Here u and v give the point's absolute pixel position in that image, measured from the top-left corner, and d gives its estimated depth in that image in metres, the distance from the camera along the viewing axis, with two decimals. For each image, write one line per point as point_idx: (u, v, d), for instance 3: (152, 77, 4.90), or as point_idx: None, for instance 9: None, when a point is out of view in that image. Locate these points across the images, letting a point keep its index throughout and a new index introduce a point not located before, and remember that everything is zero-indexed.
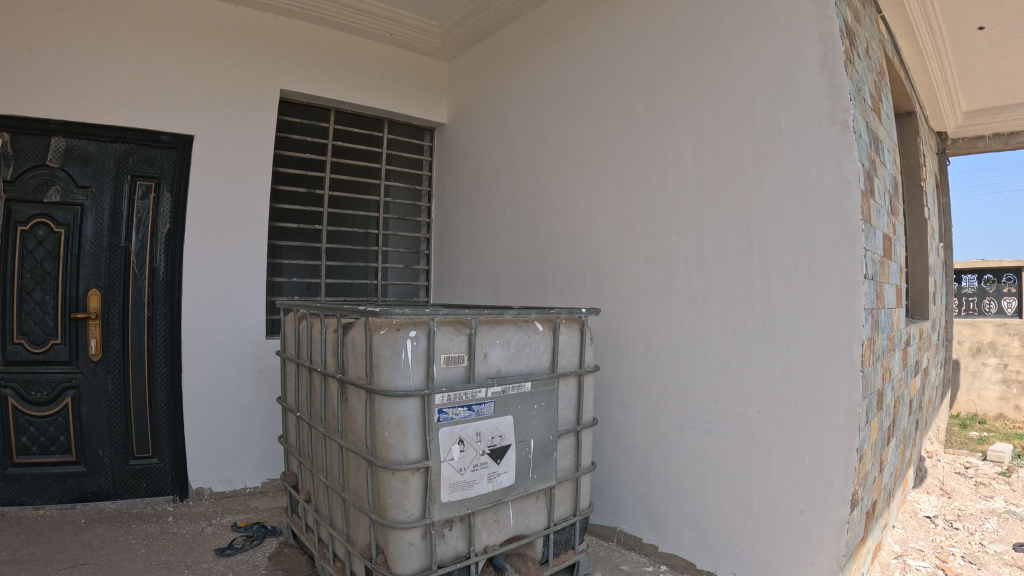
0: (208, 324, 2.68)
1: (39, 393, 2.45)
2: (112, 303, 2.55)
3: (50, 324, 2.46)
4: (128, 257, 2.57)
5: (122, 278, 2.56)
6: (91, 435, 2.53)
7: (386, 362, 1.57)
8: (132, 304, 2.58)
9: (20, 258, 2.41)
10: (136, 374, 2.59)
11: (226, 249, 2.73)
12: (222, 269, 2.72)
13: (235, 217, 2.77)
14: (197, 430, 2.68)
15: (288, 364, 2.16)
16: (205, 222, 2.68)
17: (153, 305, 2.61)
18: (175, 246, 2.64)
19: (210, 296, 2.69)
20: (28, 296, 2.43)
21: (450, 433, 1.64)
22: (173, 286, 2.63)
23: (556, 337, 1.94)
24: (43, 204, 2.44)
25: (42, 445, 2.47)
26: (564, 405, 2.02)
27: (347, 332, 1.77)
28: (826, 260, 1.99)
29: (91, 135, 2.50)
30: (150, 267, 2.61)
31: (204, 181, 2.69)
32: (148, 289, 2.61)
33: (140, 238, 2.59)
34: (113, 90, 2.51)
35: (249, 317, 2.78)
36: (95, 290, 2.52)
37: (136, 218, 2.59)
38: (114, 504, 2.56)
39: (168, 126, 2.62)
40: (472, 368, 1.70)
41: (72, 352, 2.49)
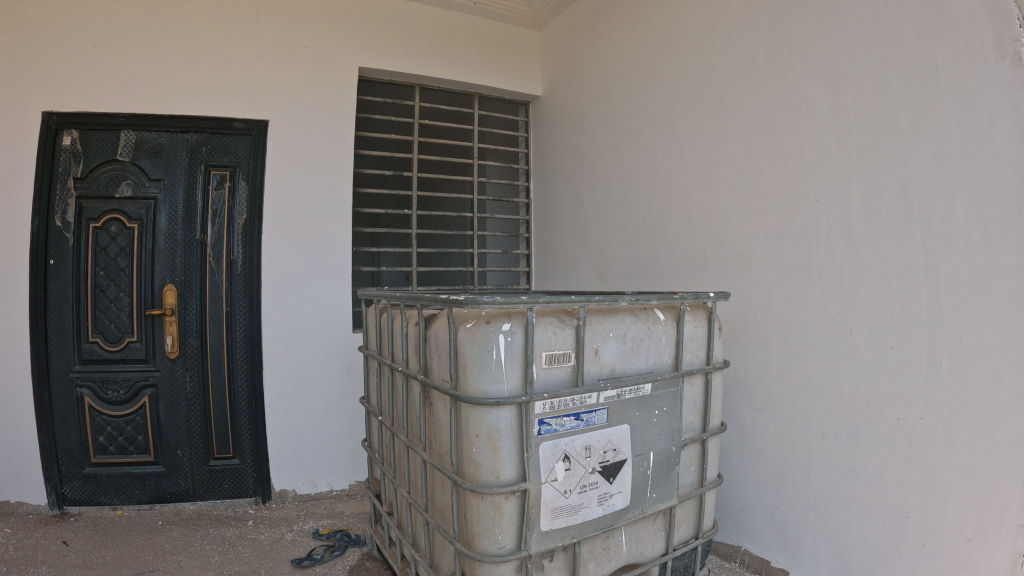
0: (289, 321, 2.40)
1: (116, 392, 2.31)
2: (190, 301, 2.35)
3: (126, 323, 2.31)
4: (204, 253, 2.36)
5: (199, 274, 2.35)
6: (170, 435, 2.38)
7: (472, 363, 1.29)
8: (210, 301, 2.36)
9: (94, 257, 2.28)
10: (214, 372, 2.38)
11: (307, 235, 2.44)
12: (302, 257, 2.42)
13: (316, 198, 2.47)
14: (280, 429, 2.43)
15: (370, 361, 1.92)
16: (283, 209, 2.41)
17: (231, 302, 2.38)
18: (252, 236, 2.37)
19: (290, 289, 2.40)
20: (102, 296, 2.29)
21: (554, 448, 1.34)
22: (252, 281, 2.38)
23: (680, 328, 1.61)
24: (115, 200, 2.30)
25: (119, 445, 2.35)
26: (689, 409, 1.69)
27: (431, 325, 1.50)
28: (1005, 227, 1.52)
29: (161, 125, 2.33)
30: (227, 262, 2.37)
31: (281, 165, 2.43)
32: (227, 285, 2.38)
33: (215, 230, 2.37)
34: (181, 78, 2.33)
35: (333, 310, 2.47)
36: (173, 287, 2.33)
37: (211, 209, 2.38)
38: (195, 505, 2.41)
39: (240, 111, 2.39)
40: (581, 368, 1.39)
41: (149, 351, 2.33)
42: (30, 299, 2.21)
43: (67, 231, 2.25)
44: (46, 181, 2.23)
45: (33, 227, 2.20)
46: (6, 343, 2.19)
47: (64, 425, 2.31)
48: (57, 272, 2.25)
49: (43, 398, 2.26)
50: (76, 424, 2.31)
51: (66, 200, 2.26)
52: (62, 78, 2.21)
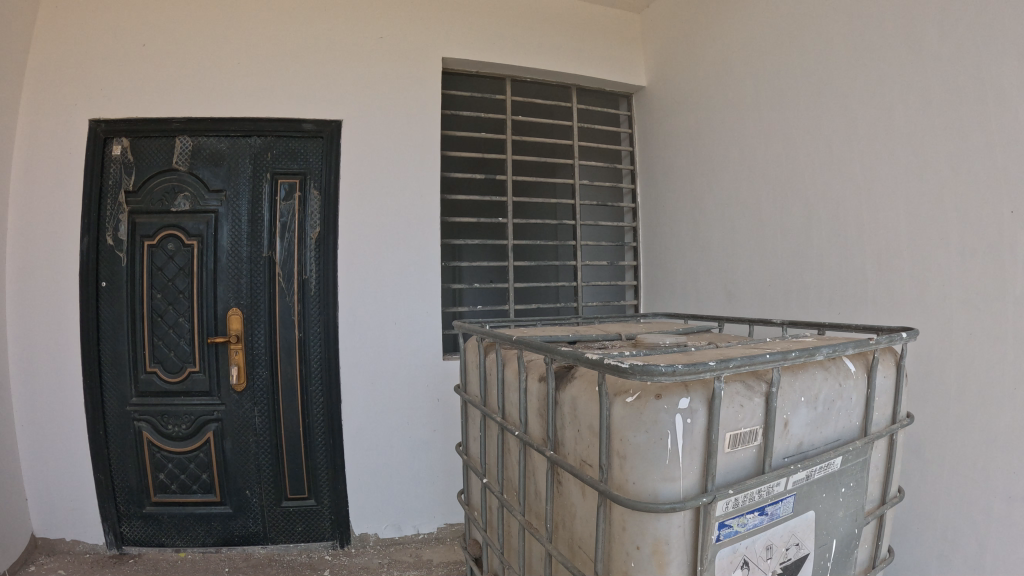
0: (370, 363, 1.90)
1: (177, 427, 1.99)
2: (256, 330, 1.92)
3: (187, 351, 1.95)
4: (270, 274, 1.91)
5: (264, 297, 1.91)
6: (237, 474, 2.01)
7: (636, 454, 0.97)
8: (278, 329, 1.91)
9: (151, 276, 1.96)
10: (288, 407, 1.94)
11: (389, 253, 1.91)
12: (386, 284, 1.90)
13: (400, 206, 1.93)
14: (362, 468, 1.94)
15: (471, 409, 1.63)
16: (364, 215, 1.90)
17: (303, 331, 1.91)
18: (325, 253, 1.89)
19: (370, 326, 1.89)
20: (161, 321, 1.96)
21: (732, 554, 1.02)
22: (326, 310, 1.88)
23: (874, 383, 1.27)
24: (172, 213, 1.94)
25: (182, 483, 2.07)
26: (873, 477, 1.35)
27: (562, 391, 1.18)
28: None
29: (221, 129, 1.94)
30: (298, 284, 1.91)
31: (353, 167, 1.92)
32: (298, 311, 1.91)
33: (285, 246, 1.91)
34: (228, 73, 1.92)
35: (426, 348, 1.94)
36: (236, 310, 1.92)
37: (279, 223, 1.92)
38: (265, 550, 2.06)
39: (310, 111, 1.93)
40: (768, 450, 1.07)
41: (212, 382, 1.96)
42: (80, 327, 1.93)
43: (119, 249, 1.95)
44: (96, 194, 1.93)
45: (81, 245, 1.91)
46: (55, 372, 1.94)
47: (121, 461, 2.04)
48: (112, 295, 1.96)
49: (98, 434, 2.00)
50: (134, 461, 2.05)
51: (117, 214, 1.96)
52: (107, 83, 1.90)
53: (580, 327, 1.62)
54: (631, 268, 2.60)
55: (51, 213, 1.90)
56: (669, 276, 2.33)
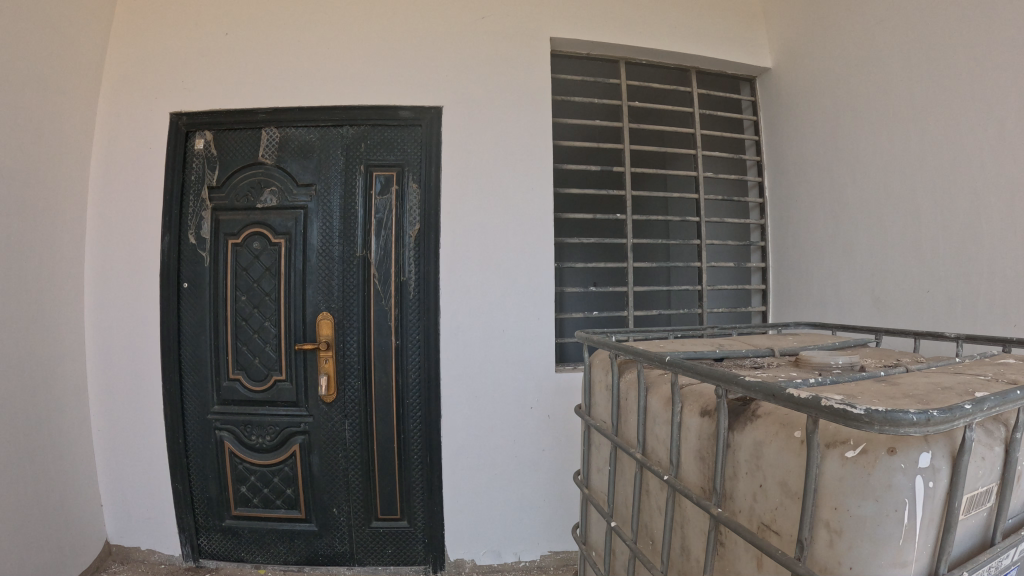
0: (475, 374, 1.73)
1: (261, 439, 1.81)
2: (348, 337, 1.73)
3: (272, 357, 1.76)
4: (364, 276, 1.72)
5: (358, 300, 1.72)
6: (325, 490, 1.82)
7: (855, 541, 0.47)
8: (372, 336, 1.73)
9: (234, 278, 1.79)
10: (382, 421, 1.75)
11: (495, 254, 1.73)
12: (491, 288, 1.72)
13: (504, 202, 1.75)
14: (458, 487, 1.77)
15: (593, 438, 1.34)
16: (466, 212, 1.73)
17: (400, 339, 1.73)
18: (426, 254, 1.71)
19: (474, 335, 1.72)
20: (244, 327, 1.78)
21: None
22: (426, 315, 1.71)
23: None
24: (258, 209, 1.77)
25: (264, 497, 1.86)
26: None
27: (739, 432, 0.70)
28: None
29: (310, 119, 1.77)
30: (395, 286, 1.72)
31: (455, 160, 1.74)
32: (395, 316, 1.72)
33: (380, 245, 1.73)
34: (312, 57, 1.76)
35: (534, 359, 1.76)
36: (327, 314, 1.73)
37: (374, 220, 1.73)
38: (351, 573, 1.83)
39: (406, 96, 1.75)
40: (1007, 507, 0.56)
41: (299, 393, 1.76)
42: (159, 331, 1.79)
43: (202, 249, 1.79)
44: (178, 191, 1.80)
45: (162, 244, 1.78)
46: (134, 379, 1.81)
47: (200, 472, 1.87)
48: (192, 296, 1.79)
49: (176, 445, 1.84)
50: (213, 472, 1.86)
51: (199, 212, 1.81)
52: (189, 72, 1.79)
53: (726, 342, 1.40)
54: (757, 270, 2.32)
55: (131, 210, 1.79)
56: (802, 281, 2.09)
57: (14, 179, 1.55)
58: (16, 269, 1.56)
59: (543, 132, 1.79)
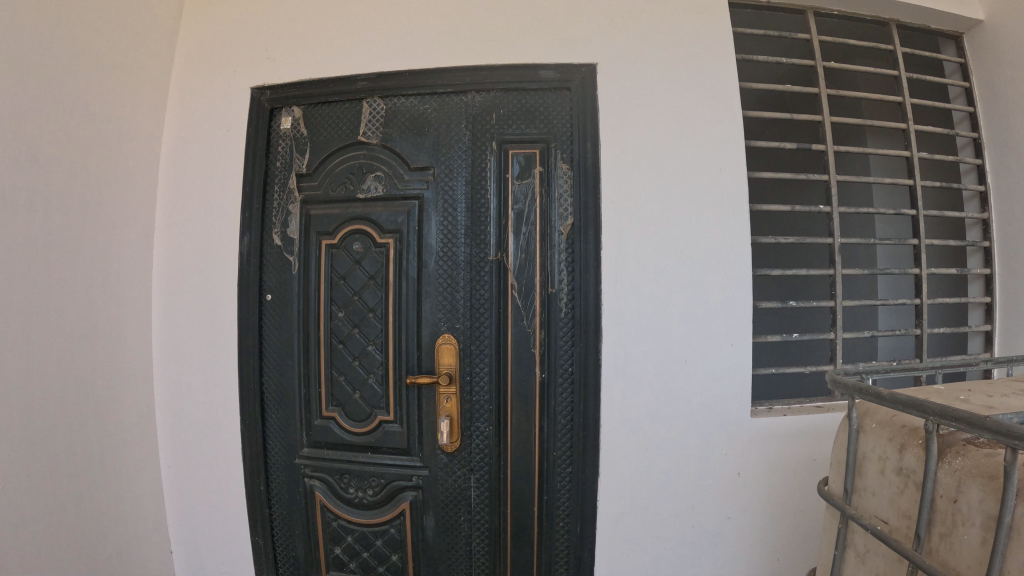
0: (645, 418, 1.32)
1: (362, 492, 1.42)
2: (478, 367, 1.33)
3: (378, 393, 1.37)
4: (499, 287, 1.31)
5: (492, 320, 1.31)
6: (441, 561, 1.40)
7: None
8: (509, 366, 1.32)
9: (330, 290, 1.40)
10: (519, 476, 1.34)
11: (674, 260, 1.31)
12: (668, 305, 1.31)
13: (683, 190, 1.32)
14: (619, 566, 1.34)
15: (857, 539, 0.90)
16: (634, 204, 1.30)
17: (546, 370, 1.32)
18: (583, 258, 1.29)
19: (647, 366, 1.31)
20: (342, 353, 1.39)
21: None
22: (582, 339, 1.30)
23: None
24: (360, 203, 1.38)
25: (364, 563, 1.45)
26: None
27: None
28: None
29: (424, 83, 1.36)
30: (540, 301, 1.30)
31: (617, 134, 1.32)
32: (539, 340, 1.31)
33: (520, 246, 1.31)
34: (422, 11, 1.37)
35: (721, 397, 1.34)
36: (451, 338, 1.33)
37: (512, 213, 1.32)
38: None
39: (546, 54, 1.33)
40: None
41: (412, 438, 1.37)
42: (237, 357, 1.43)
43: (290, 253, 1.42)
44: (261, 181, 1.43)
45: (242, 246, 1.42)
46: (207, 417, 1.45)
47: (286, 527, 1.48)
48: (279, 312, 1.42)
49: (257, 497, 1.46)
50: (301, 529, 1.47)
51: (285, 207, 1.43)
52: (273, 34, 1.43)
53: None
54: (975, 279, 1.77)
55: (206, 204, 1.44)
56: None
57: (57, 168, 1.21)
58: (63, 279, 1.23)
59: (731, 96, 1.35)
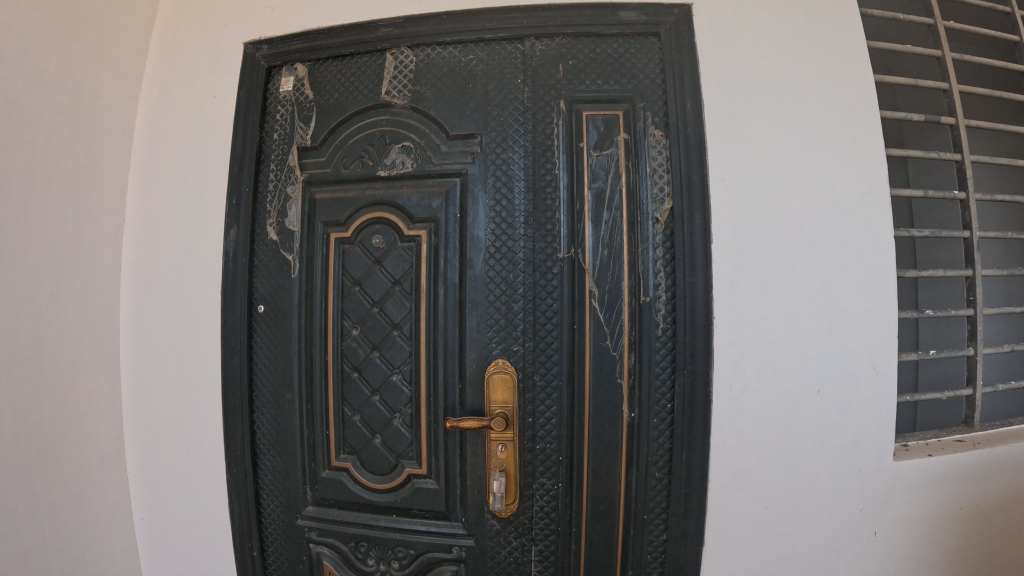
0: (768, 471, 0.96)
1: (387, 565, 1.05)
2: (544, 404, 0.98)
3: (406, 437, 1.02)
4: (572, 295, 0.96)
5: (563, 339, 0.97)
6: None
7: None
8: (586, 402, 0.96)
9: (340, 300, 1.04)
10: (598, 547, 0.99)
11: (804, 255, 0.96)
12: (797, 318, 0.96)
13: (812, 160, 0.98)
14: None
15: None
16: (747, 182, 0.96)
17: (636, 408, 0.97)
18: (688, 257, 0.95)
19: (770, 401, 0.96)
20: (356, 383, 1.03)
21: None
22: (686, 367, 0.95)
23: None
24: (381, 184, 1.04)
25: None
26: None
27: None
28: None
29: (466, 26, 1.01)
30: (629, 314, 0.96)
31: (724, 88, 0.98)
32: (627, 368, 0.96)
33: (601, 238, 0.96)
34: None
35: (863, 438, 0.98)
36: (506, 363, 0.98)
37: (590, 195, 0.97)
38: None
39: None
40: None
41: (451, 496, 1.02)
42: (223, 387, 1.08)
43: (288, 250, 1.07)
44: (253, 158, 1.09)
45: (228, 241, 1.07)
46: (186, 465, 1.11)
47: None
48: (274, 329, 1.07)
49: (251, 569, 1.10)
50: None
51: (281, 190, 1.08)
52: None
53: None
54: None
55: (187, 190, 1.10)
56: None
57: None
58: None
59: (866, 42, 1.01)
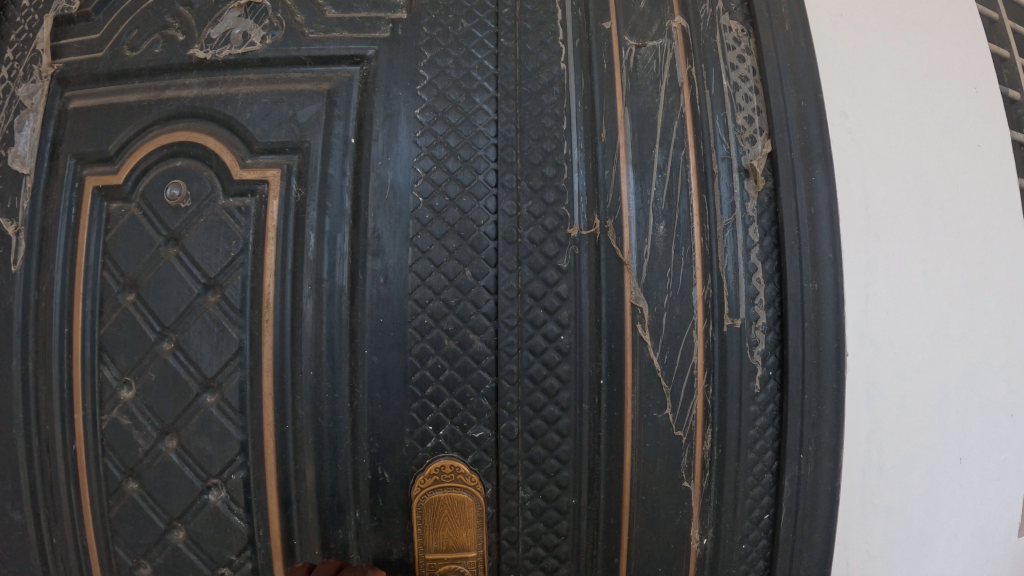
0: None
1: None
2: (545, 547, 0.45)
3: None
4: (596, 317, 0.44)
5: (584, 412, 0.44)
6: None
7: None
8: (625, 536, 0.46)
9: (97, 323, 0.47)
10: None
11: (960, 234, 0.54)
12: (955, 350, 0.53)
13: (951, 76, 0.57)
14: None
15: None
16: (876, 109, 0.52)
17: (710, 529, 0.47)
18: (807, 243, 0.49)
19: (922, 504, 0.53)
20: (135, 504, 0.47)
21: None
22: (802, 446, 0.50)
23: None
24: (197, 75, 0.48)
25: None
26: None
27: None
28: None
29: None
30: (705, 355, 0.45)
31: None
32: (700, 461, 0.46)
33: (654, 194, 0.45)
34: None
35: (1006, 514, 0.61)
36: (463, 469, 0.44)
37: (626, 114, 0.46)
38: None
39: None
40: None
41: None
42: None
43: (8, 215, 0.49)
44: None
45: None
46: None
47: None
48: None
49: None
50: None
51: (15, 96, 0.50)
52: None
53: None
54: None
55: None
56: None
57: None
58: None
59: None
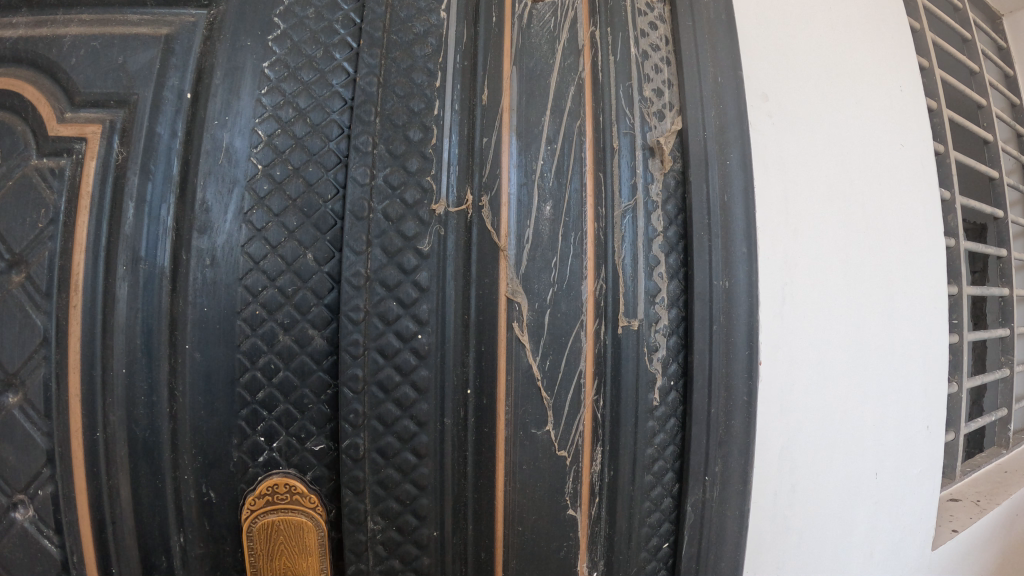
0: None
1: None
2: None
3: None
4: (462, 313, 0.38)
5: (446, 428, 0.38)
6: None
7: None
8: (499, 572, 0.40)
9: None
10: None
11: (867, 232, 0.49)
12: (866, 360, 0.49)
13: (863, 64, 0.53)
14: None
15: None
16: (792, 92, 0.47)
17: (601, 562, 0.41)
18: (719, 231, 0.42)
19: (829, 523, 0.49)
20: None
21: None
22: (707, 468, 0.43)
23: None
24: (27, 14, 0.40)
25: None
26: None
27: None
28: None
29: None
30: (595, 361, 0.39)
31: None
32: (587, 486, 0.40)
33: (540, 172, 0.39)
34: None
35: (921, 531, 0.58)
36: (300, 489, 0.38)
37: (510, 77, 0.40)
38: None
39: None
40: None
41: None
42: None
43: None
44: None
45: None
46: None
47: None
48: None
49: None
50: None
51: None
52: None
53: None
54: None
55: None
56: None
57: None
58: None
59: None
